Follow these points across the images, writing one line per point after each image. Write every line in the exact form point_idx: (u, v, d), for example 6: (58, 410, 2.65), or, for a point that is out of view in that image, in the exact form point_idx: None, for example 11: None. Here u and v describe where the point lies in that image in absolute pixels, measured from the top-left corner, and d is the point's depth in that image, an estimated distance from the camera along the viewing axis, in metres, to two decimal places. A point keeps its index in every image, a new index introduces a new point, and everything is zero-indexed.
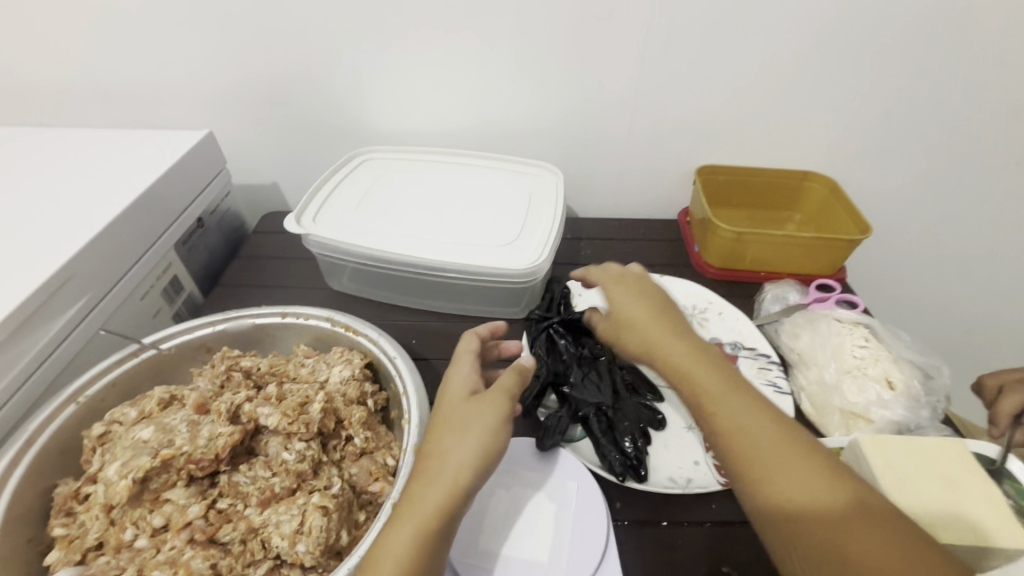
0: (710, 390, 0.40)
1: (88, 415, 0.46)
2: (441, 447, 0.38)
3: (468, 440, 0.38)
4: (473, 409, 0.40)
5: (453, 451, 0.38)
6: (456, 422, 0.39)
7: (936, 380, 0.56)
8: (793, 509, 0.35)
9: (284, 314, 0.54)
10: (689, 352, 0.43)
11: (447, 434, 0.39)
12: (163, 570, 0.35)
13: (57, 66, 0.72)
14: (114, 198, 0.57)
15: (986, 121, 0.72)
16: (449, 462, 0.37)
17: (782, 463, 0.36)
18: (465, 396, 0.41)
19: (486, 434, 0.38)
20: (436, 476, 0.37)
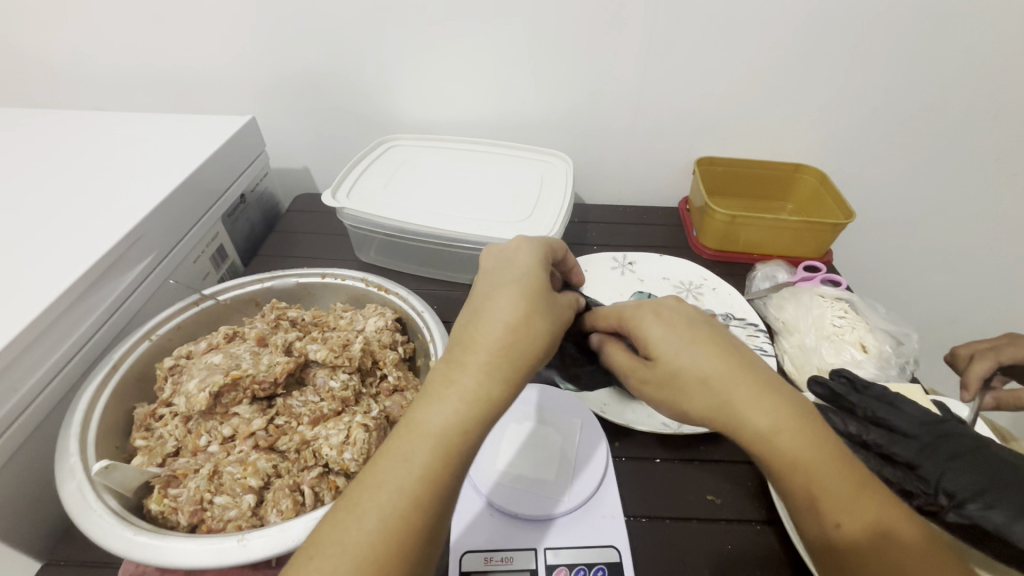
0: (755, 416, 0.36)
1: (159, 352, 0.52)
2: (480, 311, 0.38)
3: (510, 300, 0.38)
4: (515, 280, 0.40)
5: (494, 310, 0.38)
6: (501, 290, 0.39)
7: (906, 345, 0.62)
8: (871, 536, 0.32)
9: (324, 275, 0.61)
10: (744, 377, 0.37)
11: (490, 299, 0.39)
12: (234, 466, 0.42)
13: (117, 54, 0.80)
14: (173, 171, 0.64)
15: (964, 120, 0.78)
16: (491, 324, 0.37)
17: (859, 492, 0.34)
18: (514, 268, 0.41)
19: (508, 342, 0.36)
20: (481, 335, 0.37)
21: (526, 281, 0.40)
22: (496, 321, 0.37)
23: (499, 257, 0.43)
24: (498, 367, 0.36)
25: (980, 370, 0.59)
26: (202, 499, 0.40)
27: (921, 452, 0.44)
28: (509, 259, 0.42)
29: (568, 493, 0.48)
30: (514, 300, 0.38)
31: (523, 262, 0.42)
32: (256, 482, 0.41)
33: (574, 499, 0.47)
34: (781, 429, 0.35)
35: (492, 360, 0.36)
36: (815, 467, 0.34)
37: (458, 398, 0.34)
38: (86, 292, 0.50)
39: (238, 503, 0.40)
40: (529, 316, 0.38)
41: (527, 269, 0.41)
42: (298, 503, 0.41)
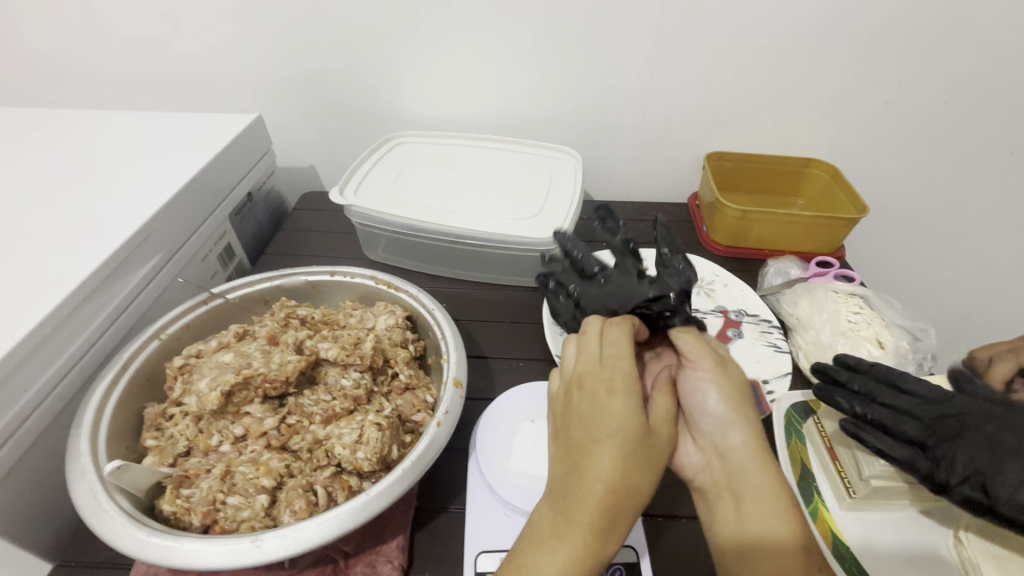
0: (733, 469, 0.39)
1: (169, 351, 0.52)
2: (587, 458, 0.36)
3: (610, 451, 0.35)
4: (608, 418, 0.37)
5: (593, 454, 0.36)
6: (603, 432, 0.36)
7: (923, 340, 0.61)
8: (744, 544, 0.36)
9: (333, 272, 0.60)
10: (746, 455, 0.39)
11: (597, 441, 0.36)
12: (247, 467, 0.41)
13: (123, 53, 0.79)
14: (181, 169, 0.63)
15: (979, 113, 0.77)
16: (596, 479, 0.35)
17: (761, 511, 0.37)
18: (604, 395, 0.38)
19: (610, 473, 0.35)
20: (585, 492, 0.34)
21: (620, 414, 0.37)
22: (598, 472, 0.35)
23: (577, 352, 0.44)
24: (602, 517, 0.34)
25: (1003, 373, 0.55)
26: (215, 500, 0.40)
27: (922, 420, 0.44)
28: (594, 373, 0.40)
29: None
30: (615, 451, 0.35)
31: (615, 385, 0.38)
32: (269, 482, 0.41)
33: None
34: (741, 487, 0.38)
35: (599, 521, 0.34)
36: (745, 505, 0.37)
37: (568, 559, 0.33)
38: (96, 291, 0.50)
39: (252, 504, 0.40)
40: (632, 471, 0.35)
41: (624, 395, 0.38)
42: (311, 504, 0.41)
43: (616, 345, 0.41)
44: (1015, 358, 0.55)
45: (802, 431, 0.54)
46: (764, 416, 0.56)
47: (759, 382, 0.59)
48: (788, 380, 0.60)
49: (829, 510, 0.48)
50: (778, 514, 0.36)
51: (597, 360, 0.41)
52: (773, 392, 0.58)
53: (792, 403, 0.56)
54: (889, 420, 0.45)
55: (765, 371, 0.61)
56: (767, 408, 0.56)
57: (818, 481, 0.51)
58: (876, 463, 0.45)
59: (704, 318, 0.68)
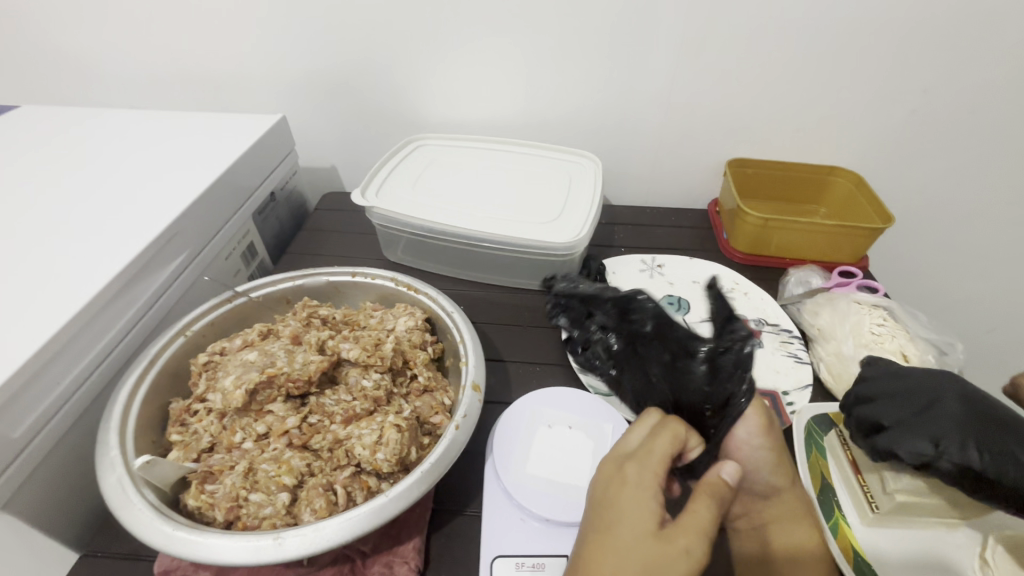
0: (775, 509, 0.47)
1: (193, 348, 0.53)
2: (605, 548, 0.36)
3: (617, 538, 0.36)
4: (630, 505, 0.38)
5: (608, 547, 0.36)
6: (618, 520, 0.37)
7: (950, 354, 0.60)
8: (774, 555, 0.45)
9: (354, 273, 0.61)
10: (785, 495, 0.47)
11: (610, 528, 0.37)
12: (269, 465, 0.42)
13: (152, 53, 0.81)
14: (208, 169, 0.64)
15: (1010, 121, 0.75)
16: (607, 564, 0.34)
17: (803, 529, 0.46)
18: (630, 487, 0.39)
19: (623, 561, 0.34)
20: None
21: (638, 507, 0.37)
22: (612, 560, 0.35)
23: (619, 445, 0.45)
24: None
25: None
26: (238, 496, 0.40)
27: (893, 409, 0.45)
28: (618, 466, 0.41)
29: None
30: (628, 546, 0.35)
31: (635, 478, 0.39)
32: (290, 481, 0.41)
33: None
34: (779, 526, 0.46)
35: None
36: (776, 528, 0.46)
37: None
38: (123, 288, 0.51)
39: (273, 501, 0.40)
40: (637, 560, 0.34)
41: (642, 491, 0.38)
42: (331, 503, 0.41)
43: (655, 436, 0.42)
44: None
45: (823, 444, 0.54)
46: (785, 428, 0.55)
47: (778, 393, 0.59)
48: (808, 392, 0.59)
49: (851, 527, 0.47)
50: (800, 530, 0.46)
51: (634, 452, 0.42)
52: (793, 404, 0.57)
53: (812, 416, 0.56)
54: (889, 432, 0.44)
55: (785, 382, 0.60)
56: (787, 420, 0.56)
57: (840, 497, 0.50)
58: (902, 472, 0.43)
59: None
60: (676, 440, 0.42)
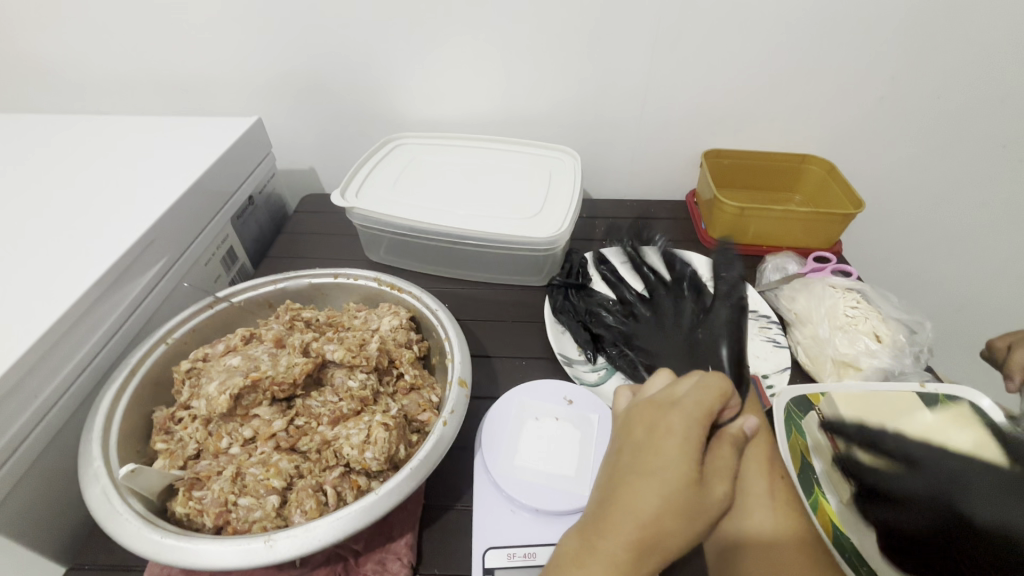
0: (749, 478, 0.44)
1: (175, 355, 0.53)
2: (640, 495, 0.33)
3: (656, 483, 0.33)
4: (671, 454, 0.34)
5: (648, 484, 0.34)
6: (668, 470, 0.34)
7: (920, 334, 0.62)
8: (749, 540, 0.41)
9: (337, 275, 0.61)
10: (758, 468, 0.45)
11: (650, 473, 0.34)
12: (257, 468, 0.42)
13: (120, 58, 0.79)
14: (184, 174, 0.63)
15: (973, 106, 0.78)
16: (637, 511, 0.33)
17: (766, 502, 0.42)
18: (672, 438, 0.35)
19: (664, 503, 0.33)
20: (618, 523, 0.33)
21: (683, 459, 0.34)
22: (647, 507, 0.33)
23: (667, 390, 0.39)
24: (631, 544, 0.32)
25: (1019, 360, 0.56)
26: (227, 501, 0.40)
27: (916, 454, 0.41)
28: (672, 417, 0.36)
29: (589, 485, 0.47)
30: (670, 491, 0.33)
31: (684, 429, 0.35)
32: (279, 483, 0.41)
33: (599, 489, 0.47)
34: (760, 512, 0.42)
35: (634, 555, 0.32)
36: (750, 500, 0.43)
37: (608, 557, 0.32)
38: (100, 298, 0.50)
39: (263, 504, 0.40)
40: (672, 509, 0.33)
41: (693, 443, 0.35)
42: (321, 503, 0.41)
43: (703, 388, 0.38)
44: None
45: (801, 425, 0.54)
46: (764, 410, 0.57)
47: (759, 377, 0.61)
48: (787, 374, 0.61)
49: (831, 505, 0.48)
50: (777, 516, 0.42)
51: (678, 398, 0.38)
52: (772, 387, 0.59)
53: (791, 398, 0.56)
54: (901, 476, 0.40)
55: (765, 366, 0.62)
56: (766, 403, 0.57)
57: (819, 476, 0.51)
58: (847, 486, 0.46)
59: None
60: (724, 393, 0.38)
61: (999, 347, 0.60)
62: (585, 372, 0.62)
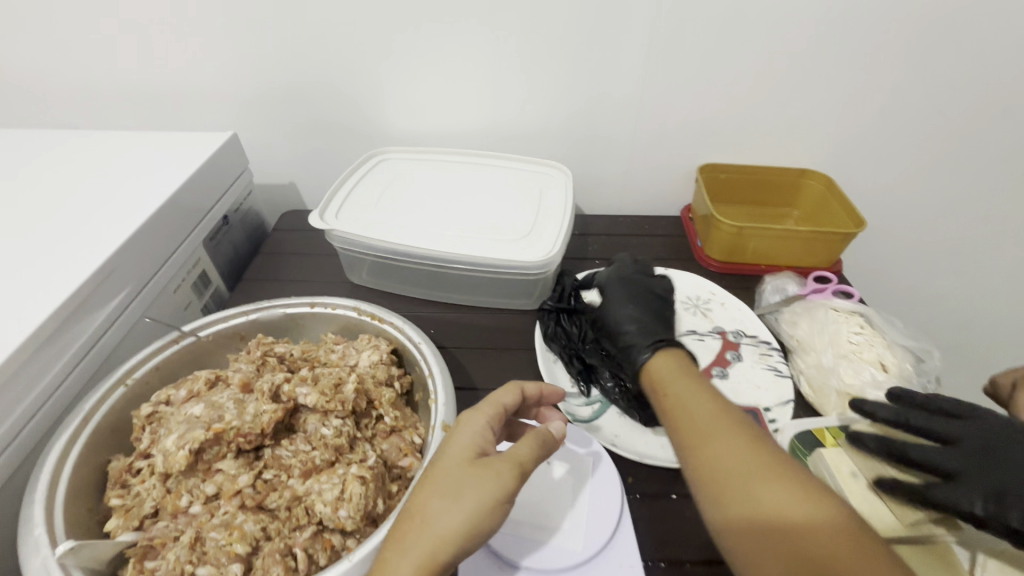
0: (744, 463, 0.37)
1: (136, 397, 0.49)
2: (424, 555, 0.34)
3: (446, 463, 0.38)
4: (455, 441, 0.40)
5: (441, 466, 0.38)
6: (437, 535, 0.34)
7: (927, 362, 0.60)
8: (773, 519, 0.34)
9: (313, 305, 0.57)
10: (740, 446, 0.38)
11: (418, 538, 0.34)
12: (218, 532, 0.38)
13: (86, 69, 0.75)
14: (150, 195, 0.59)
15: (974, 120, 0.76)
16: (422, 500, 0.36)
17: (764, 472, 0.36)
18: (461, 427, 0.41)
19: (473, 487, 0.36)
20: (421, 513, 0.36)
21: (468, 439, 0.40)
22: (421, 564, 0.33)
23: (460, 446, 0.39)
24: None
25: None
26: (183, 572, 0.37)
27: None
28: (476, 476, 0.37)
29: (581, 541, 0.45)
30: (446, 471, 0.37)
31: (470, 421, 0.41)
32: (243, 549, 0.37)
33: (589, 548, 0.44)
34: (760, 487, 0.35)
35: (427, 538, 0.34)
36: (734, 476, 0.37)
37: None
38: (52, 335, 0.46)
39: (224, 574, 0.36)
40: (463, 489, 0.36)
41: (487, 501, 0.36)
42: (290, 570, 0.38)
43: (503, 390, 0.45)
44: None
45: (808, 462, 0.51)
46: None
47: (759, 410, 0.58)
48: (790, 407, 0.58)
49: None
50: (816, 501, 0.34)
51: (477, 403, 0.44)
52: (774, 423, 0.56)
53: (796, 434, 0.54)
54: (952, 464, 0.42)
55: (766, 398, 0.59)
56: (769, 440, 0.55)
57: None
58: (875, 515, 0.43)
59: (702, 340, 0.66)
60: (506, 407, 0.43)
61: None
62: (578, 406, 0.58)
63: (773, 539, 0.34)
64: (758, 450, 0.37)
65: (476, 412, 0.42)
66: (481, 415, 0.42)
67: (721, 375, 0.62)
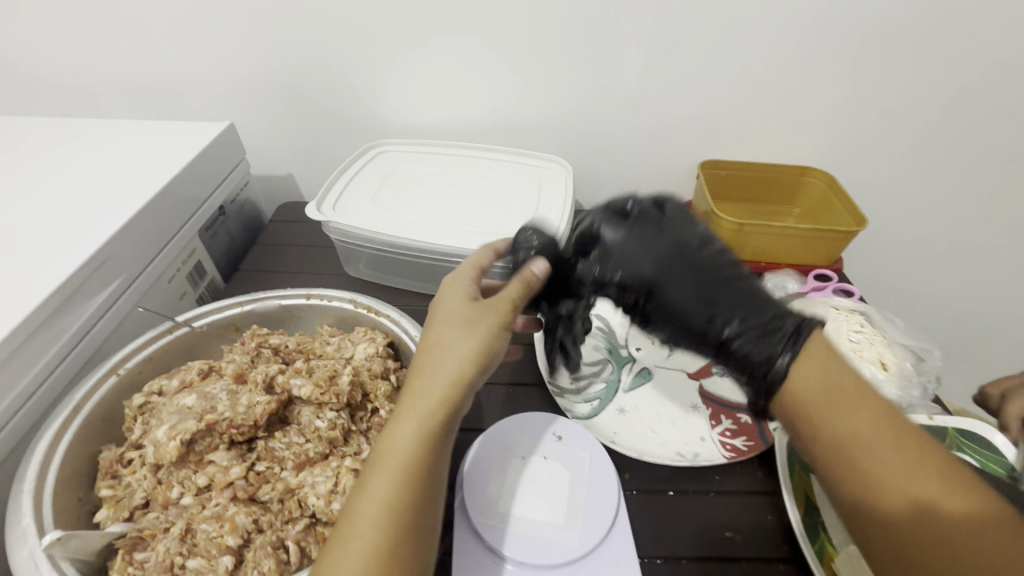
0: (884, 454, 0.35)
1: (128, 387, 0.48)
2: (431, 403, 0.36)
3: (441, 321, 0.40)
4: (447, 297, 0.42)
5: (437, 320, 0.41)
6: (450, 373, 0.37)
7: (928, 362, 0.59)
8: (916, 508, 0.34)
9: (309, 296, 0.56)
10: (878, 433, 0.36)
11: (435, 380, 0.37)
12: (209, 524, 0.38)
13: (81, 56, 0.74)
14: (145, 184, 0.58)
15: (977, 121, 0.75)
16: (427, 351, 0.39)
17: (913, 465, 0.34)
18: (450, 284, 0.44)
19: (468, 325, 0.39)
20: (426, 365, 0.38)
21: (456, 293, 0.42)
22: (439, 403, 0.36)
23: (453, 306, 0.40)
24: (431, 427, 0.36)
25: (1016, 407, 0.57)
26: (173, 564, 0.36)
27: None
28: (472, 311, 0.40)
29: (577, 536, 0.44)
30: (447, 316, 0.40)
31: (457, 278, 0.44)
32: (234, 541, 0.37)
33: (586, 542, 0.44)
34: (904, 482, 0.34)
35: (432, 385, 0.37)
36: (884, 470, 0.35)
37: (402, 440, 0.35)
38: (44, 324, 0.45)
39: (214, 567, 0.36)
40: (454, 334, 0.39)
41: (488, 326, 0.39)
42: (282, 563, 0.37)
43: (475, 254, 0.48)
44: None
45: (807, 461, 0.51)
46: (769, 446, 0.53)
47: None
48: None
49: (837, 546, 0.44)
50: (955, 488, 0.33)
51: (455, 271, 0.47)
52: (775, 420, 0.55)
53: None
54: None
55: None
56: (771, 438, 0.53)
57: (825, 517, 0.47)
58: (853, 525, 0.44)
59: None
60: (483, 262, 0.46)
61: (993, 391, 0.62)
62: (577, 404, 0.57)
63: (910, 534, 0.34)
64: (901, 437, 0.36)
65: (460, 274, 0.45)
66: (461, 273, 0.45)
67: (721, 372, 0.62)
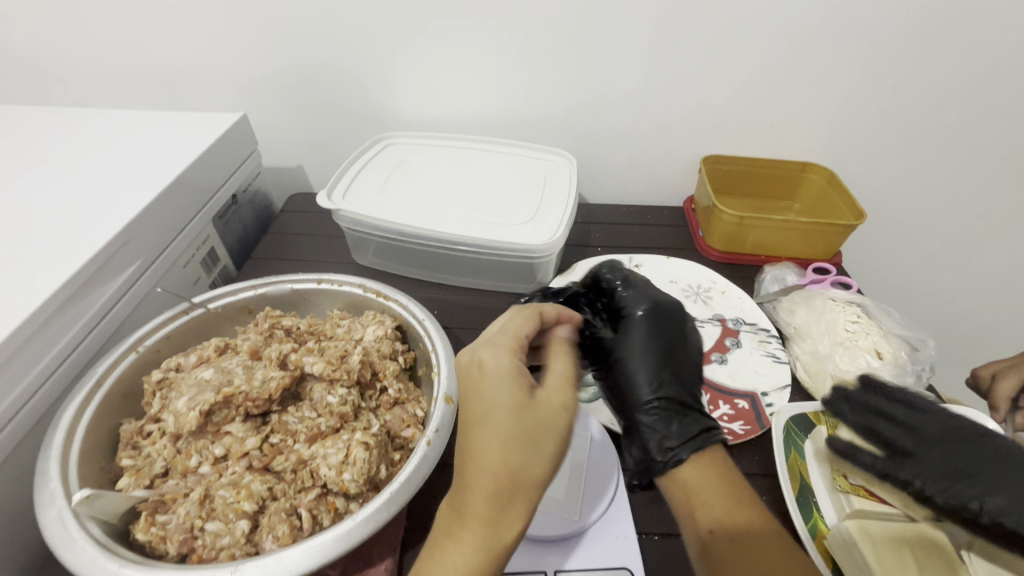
0: (702, 487, 0.41)
1: (147, 365, 0.50)
2: (491, 532, 0.35)
3: (493, 428, 0.38)
4: (492, 393, 0.39)
5: (489, 422, 0.38)
6: (514, 488, 0.36)
7: (921, 351, 0.60)
8: (716, 531, 0.39)
9: (320, 281, 0.58)
10: (703, 470, 0.42)
11: (497, 493, 0.36)
12: (226, 490, 0.39)
13: (99, 49, 0.76)
14: (161, 172, 0.60)
15: (974, 119, 0.76)
16: (484, 457, 0.37)
17: (722, 494, 0.40)
18: (491, 375, 0.40)
19: (531, 436, 0.38)
20: (478, 484, 0.36)
21: (506, 388, 0.39)
22: (509, 522, 0.36)
23: (512, 394, 0.39)
24: (497, 543, 0.35)
25: (1006, 389, 0.59)
26: (192, 526, 0.38)
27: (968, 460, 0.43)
28: (535, 417, 0.39)
29: (579, 510, 0.46)
30: (502, 423, 0.38)
31: (498, 365, 0.41)
32: (250, 507, 0.39)
33: (587, 516, 0.46)
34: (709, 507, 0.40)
35: (492, 509, 0.35)
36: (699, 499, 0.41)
37: (467, 561, 0.34)
38: (67, 303, 0.47)
39: (231, 530, 0.38)
40: (520, 448, 0.37)
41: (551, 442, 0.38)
42: (295, 529, 0.39)
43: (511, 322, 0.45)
44: (1017, 374, 0.59)
45: (801, 446, 0.53)
46: (764, 430, 0.55)
47: (757, 395, 0.59)
48: (787, 392, 0.59)
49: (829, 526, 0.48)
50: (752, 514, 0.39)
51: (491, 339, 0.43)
52: (771, 406, 0.57)
53: (791, 417, 0.55)
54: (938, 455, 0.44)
55: (765, 383, 0.60)
56: (766, 422, 0.55)
57: (818, 497, 0.50)
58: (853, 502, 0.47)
59: (701, 328, 0.67)
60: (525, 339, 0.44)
61: (983, 376, 0.63)
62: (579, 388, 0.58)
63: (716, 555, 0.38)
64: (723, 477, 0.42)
65: (496, 354, 0.42)
66: (506, 351, 0.42)
67: (720, 360, 0.63)
